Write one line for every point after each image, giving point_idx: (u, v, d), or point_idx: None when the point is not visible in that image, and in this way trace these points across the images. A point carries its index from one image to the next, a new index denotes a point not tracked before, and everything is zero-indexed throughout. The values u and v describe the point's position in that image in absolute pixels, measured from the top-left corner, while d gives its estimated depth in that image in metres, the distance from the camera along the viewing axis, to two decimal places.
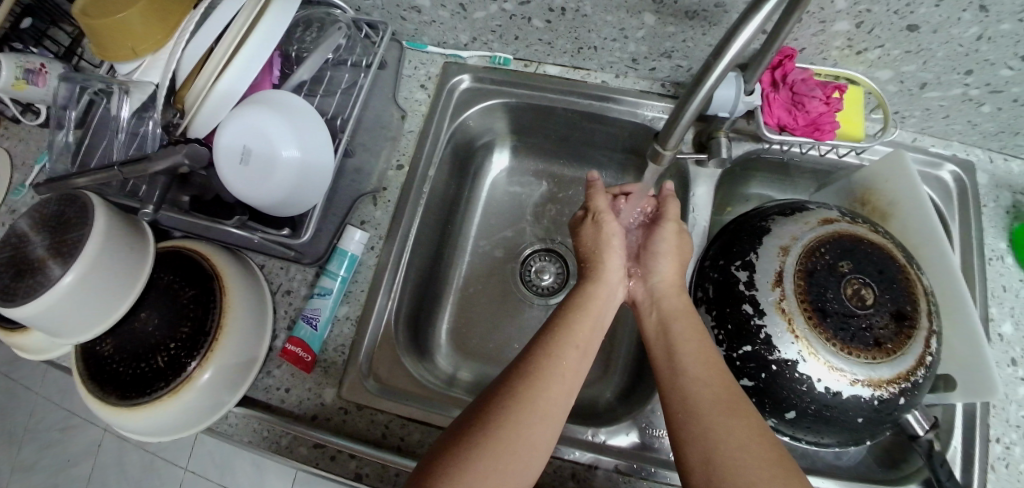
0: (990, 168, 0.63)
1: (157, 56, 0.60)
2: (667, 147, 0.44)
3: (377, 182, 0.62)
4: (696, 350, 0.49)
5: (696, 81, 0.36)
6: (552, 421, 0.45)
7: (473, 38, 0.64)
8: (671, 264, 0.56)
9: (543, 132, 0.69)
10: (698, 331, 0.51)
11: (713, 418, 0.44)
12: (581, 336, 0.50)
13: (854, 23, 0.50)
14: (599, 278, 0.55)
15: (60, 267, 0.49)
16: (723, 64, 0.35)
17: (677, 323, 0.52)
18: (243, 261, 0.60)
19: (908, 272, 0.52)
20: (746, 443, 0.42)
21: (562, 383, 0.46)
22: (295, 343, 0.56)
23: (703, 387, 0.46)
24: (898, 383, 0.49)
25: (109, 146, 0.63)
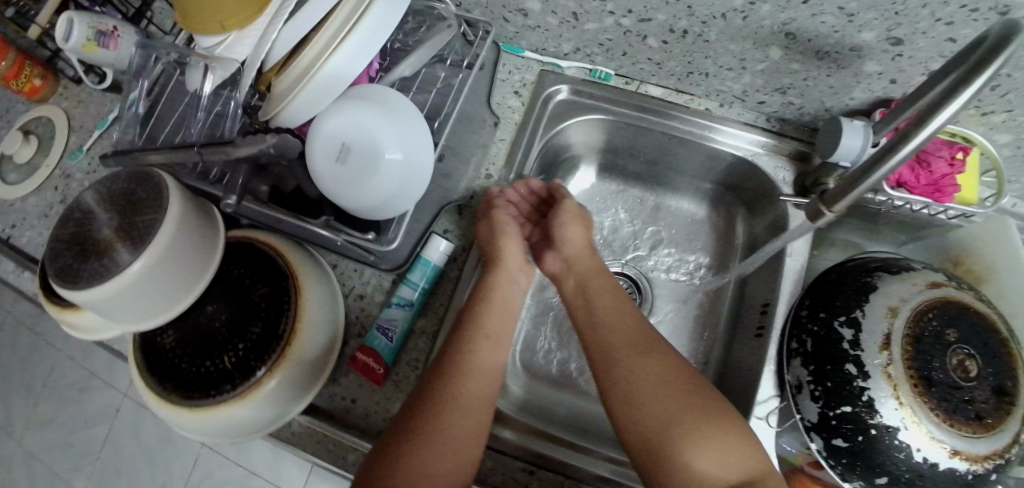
0: None
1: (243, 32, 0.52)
2: (831, 208, 0.47)
3: (464, 191, 0.59)
4: (609, 311, 0.51)
5: None
6: (483, 385, 0.47)
7: (575, 49, 0.61)
8: (577, 231, 0.57)
9: (630, 153, 0.67)
10: (610, 291, 0.53)
11: (635, 376, 0.46)
12: (493, 323, 0.51)
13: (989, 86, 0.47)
14: (498, 264, 0.54)
15: (130, 253, 0.45)
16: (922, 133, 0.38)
17: (592, 290, 0.53)
18: (317, 260, 0.57)
19: (1010, 346, 0.50)
20: (658, 384, 0.45)
21: (483, 363, 0.48)
22: (367, 352, 0.53)
23: (621, 348, 0.48)
24: (993, 460, 0.48)
25: (184, 123, 0.59)
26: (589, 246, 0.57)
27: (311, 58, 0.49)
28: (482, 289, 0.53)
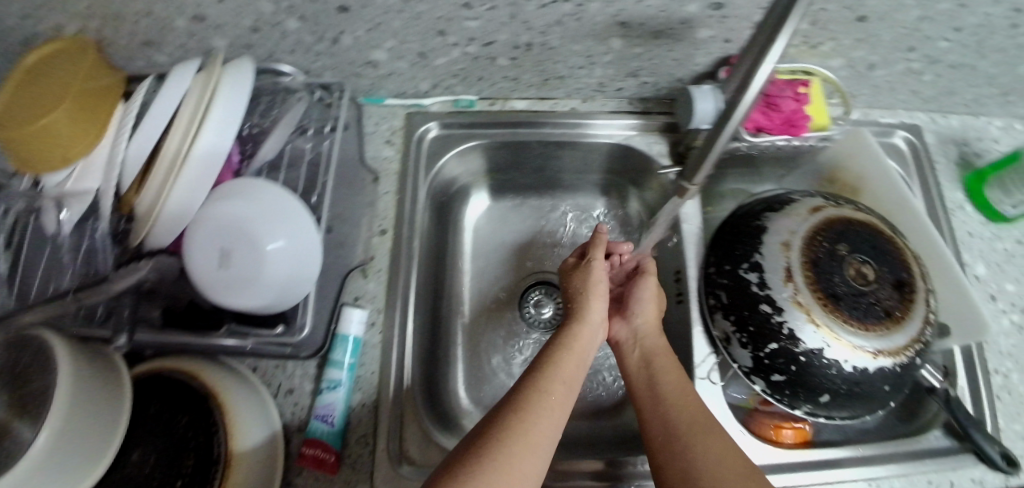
0: (936, 127, 0.68)
1: (90, 158, 0.53)
2: (692, 181, 0.51)
3: (363, 253, 0.58)
4: (675, 383, 0.53)
5: None
6: (549, 426, 0.46)
7: (434, 85, 0.61)
8: (651, 308, 0.60)
9: (519, 168, 0.68)
10: (677, 367, 0.55)
11: (695, 441, 0.48)
12: (568, 367, 0.52)
13: (810, 22, 0.52)
14: (583, 318, 0.57)
15: (27, 428, 0.37)
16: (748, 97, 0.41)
17: (660, 359, 0.56)
18: (234, 369, 0.54)
19: (895, 242, 0.55)
20: (718, 456, 0.46)
21: (557, 402, 0.48)
22: (311, 446, 0.51)
23: (683, 414, 0.50)
24: (912, 348, 0.51)
25: (53, 267, 0.56)
26: (659, 328, 0.59)
27: (165, 173, 0.47)
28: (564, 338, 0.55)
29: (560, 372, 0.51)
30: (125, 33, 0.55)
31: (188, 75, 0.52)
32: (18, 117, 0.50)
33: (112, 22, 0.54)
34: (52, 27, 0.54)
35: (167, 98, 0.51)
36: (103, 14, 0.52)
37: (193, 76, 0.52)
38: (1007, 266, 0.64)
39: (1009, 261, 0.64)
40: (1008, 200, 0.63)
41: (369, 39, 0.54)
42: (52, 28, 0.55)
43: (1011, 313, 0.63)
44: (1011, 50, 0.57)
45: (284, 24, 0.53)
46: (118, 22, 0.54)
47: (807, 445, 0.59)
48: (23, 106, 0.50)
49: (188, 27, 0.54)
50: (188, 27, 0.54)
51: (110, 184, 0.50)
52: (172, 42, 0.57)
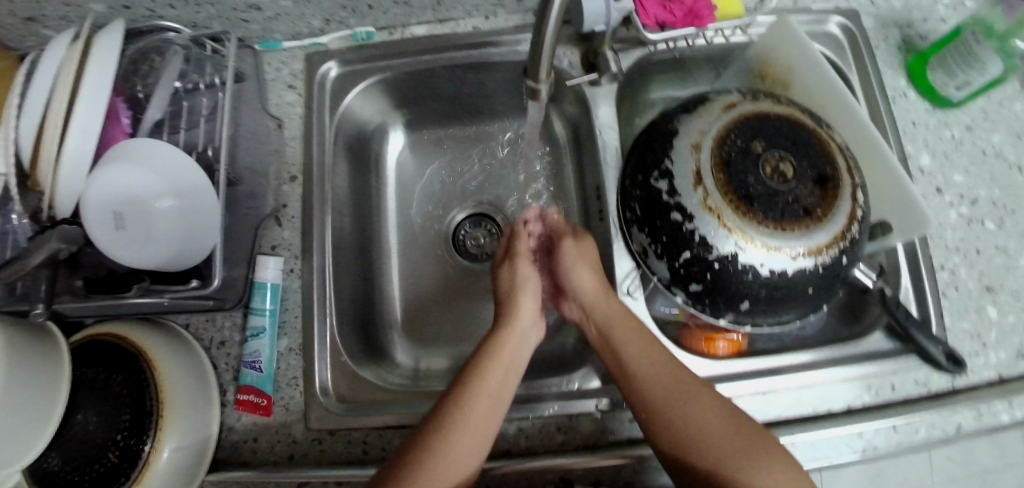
0: (872, 10, 0.64)
1: None
2: (540, 78, 0.38)
3: (275, 201, 0.58)
4: (640, 344, 0.51)
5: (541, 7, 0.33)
6: (477, 439, 0.46)
7: (326, 20, 0.59)
8: (587, 274, 0.55)
9: (433, 98, 0.67)
10: (636, 328, 0.52)
11: (671, 416, 0.47)
12: (494, 374, 0.50)
13: None
14: (508, 319, 0.55)
15: None
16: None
17: (616, 327, 0.52)
18: (163, 325, 0.54)
19: (818, 135, 0.52)
20: (702, 425, 0.46)
21: (483, 413, 0.47)
22: (246, 392, 0.53)
23: (656, 388, 0.48)
24: (836, 246, 0.49)
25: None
26: (603, 291, 0.55)
27: (46, 151, 0.45)
28: (486, 346, 0.52)
29: (485, 378, 0.49)
30: (4, 11, 0.53)
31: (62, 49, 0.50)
32: None
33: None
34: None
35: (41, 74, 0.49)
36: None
37: (66, 51, 0.50)
38: (953, 155, 0.61)
39: (956, 150, 0.61)
40: (951, 82, 0.58)
41: None
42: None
43: (960, 205, 0.60)
44: None
45: None
46: None
47: (740, 355, 0.58)
48: None
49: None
50: None
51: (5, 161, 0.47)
52: (53, 14, 0.54)
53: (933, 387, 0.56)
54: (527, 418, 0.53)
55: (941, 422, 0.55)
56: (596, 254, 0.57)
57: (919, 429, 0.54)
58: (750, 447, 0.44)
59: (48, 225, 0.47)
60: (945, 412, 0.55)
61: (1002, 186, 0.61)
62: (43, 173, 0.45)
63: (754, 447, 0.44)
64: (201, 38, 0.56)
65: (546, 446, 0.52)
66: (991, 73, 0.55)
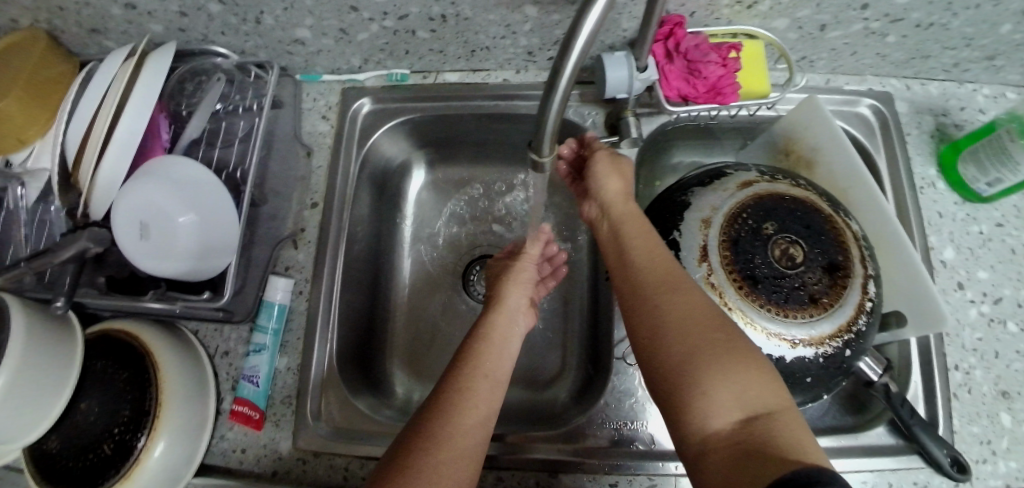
0: (907, 96, 0.63)
1: (46, 140, 0.53)
2: (543, 153, 0.40)
3: (294, 225, 0.60)
4: (643, 243, 0.48)
5: (554, 75, 0.34)
6: (472, 436, 0.42)
7: (365, 60, 0.61)
8: (611, 178, 0.54)
9: (458, 140, 0.68)
10: (645, 229, 0.49)
11: (658, 297, 0.43)
12: (489, 362, 0.48)
13: None
14: (500, 305, 0.55)
15: None
16: (570, 64, 0.33)
17: (626, 224, 0.50)
18: (174, 330, 0.57)
19: (834, 220, 0.51)
20: (683, 313, 0.41)
21: (480, 402, 0.44)
22: (240, 404, 0.55)
23: (649, 272, 0.45)
24: (839, 337, 0.47)
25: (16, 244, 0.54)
26: (626, 194, 0.53)
27: (89, 158, 0.48)
28: (480, 330, 0.51)
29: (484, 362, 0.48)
30: (71, 21, 0.55)
31: (116, 61, 0.51)
32: None
33: (55, 10, 0.53)
34: (7, 20, 0.54)
35: (93, 85, 0.50)
36: (46, 6, 0.52)
37: (121, 61, 0.51)
38: (980, 251, 0.58)
39: (983, 245, 0.59)
40: (983, 178, 0.56)
41: (289, 18, 0.53)
42: (8, 21, 0.55)
43: (981, 303, 0.57)
44: (984, 6, 0.51)
45: (206, 8, 0.51)
46: (61, 12, 0.53)
47: None
48: None
49: (122, 15, 0.53)
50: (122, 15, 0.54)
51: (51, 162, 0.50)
52: (115, 29, 0.55)
53: None
54: (506, 469, 0.53)
55: None
56: (628, 163, 0.55)
57: None
58: (725, 341, 0.40)
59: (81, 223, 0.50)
60: None
61: None
62: (84, 177, 0.48)
63: (729, 345, 0.39)
64: (247, 65, 0.58)
65: None
66: None
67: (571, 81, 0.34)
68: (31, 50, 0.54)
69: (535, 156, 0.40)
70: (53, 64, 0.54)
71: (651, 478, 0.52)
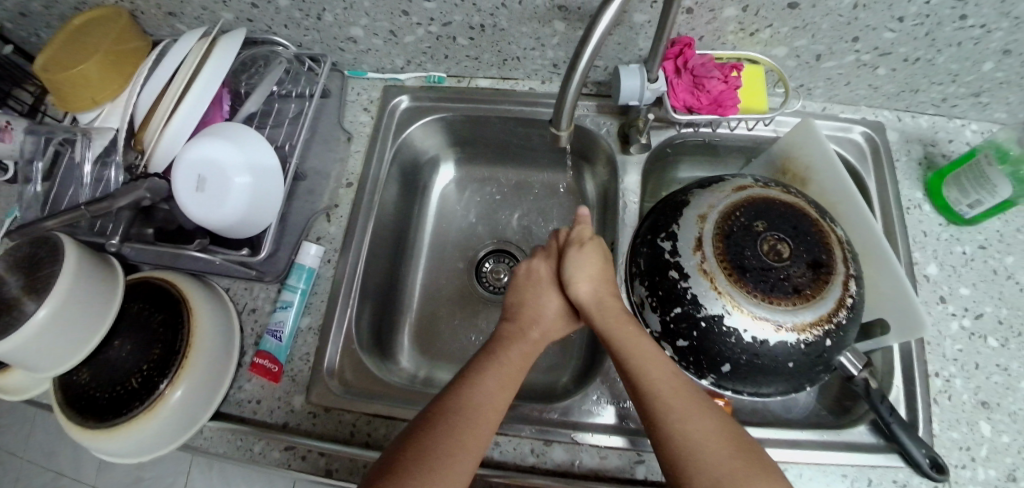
0: (899, 126, 0.69)
1: (117, 102, 0.58)
2: (563, 127, 0.46)
3: (329, 201, 0.66)
4: (652, 365, 0.50)
5: (571, 68, 0.41)
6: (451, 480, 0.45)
7: (408, 61, 0.68)
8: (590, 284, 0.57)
9: (483, 141, 0.75)
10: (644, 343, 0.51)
11: (679, 426, 0.47)
12: (468, 423, 0.47)
13: (740, 8, 0.56)
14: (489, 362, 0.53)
15: (36, 301, 0.50)
16: (590, 49, 0.40)
17: (625, 340, 0.52)
18: (209, 285, 0.62)
19: (820, 225, 0.55)
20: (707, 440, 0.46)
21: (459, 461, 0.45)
22: (263, 356, 0.59)
23: (663, 398, 0.48)
24: (821, 327, 0.51)
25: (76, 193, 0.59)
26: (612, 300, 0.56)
27: (160, 118, 0.55)
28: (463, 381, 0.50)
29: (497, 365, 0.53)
30: (154, 3, 0.61)
31: (190, 41, 0.58)
32: (64, 58, 0.56)
33: None
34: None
35: (168, 59, 0.57)
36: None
37: (192, 41, 0.58)
38: (963, 269, 0.62)
39: (965, 265, 0.62)
40: (964, 200, 0.61)
41: (348, 16, 0.61)
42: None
43: (962, 317, 0.60)
44: (965, 44, 0.58)
45: (277, 2, 0.59)
46: None
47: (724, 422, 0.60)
48: (73, 51, 0.56)
49: (201, 2, 0.60)
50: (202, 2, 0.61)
51: (123, 121, 0.55)
52: (191, 13, 0.62)
53: None
54: (503, 435, 0.56)
55: None
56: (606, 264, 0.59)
57: None
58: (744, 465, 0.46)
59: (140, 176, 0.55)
60: None
61: (1011, 307, 0.61)
62: (151, 134, 0.55)
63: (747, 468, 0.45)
64: (303, 57, 0.64)
65: (517, 463, 0.55)
66: (1002, 196, 0.58)
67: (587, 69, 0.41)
68: (113, 25, 0.59)
69: (554, 128, 0.46)
70: (130, 38, 0.60)
71: (636, 454, 0.55)
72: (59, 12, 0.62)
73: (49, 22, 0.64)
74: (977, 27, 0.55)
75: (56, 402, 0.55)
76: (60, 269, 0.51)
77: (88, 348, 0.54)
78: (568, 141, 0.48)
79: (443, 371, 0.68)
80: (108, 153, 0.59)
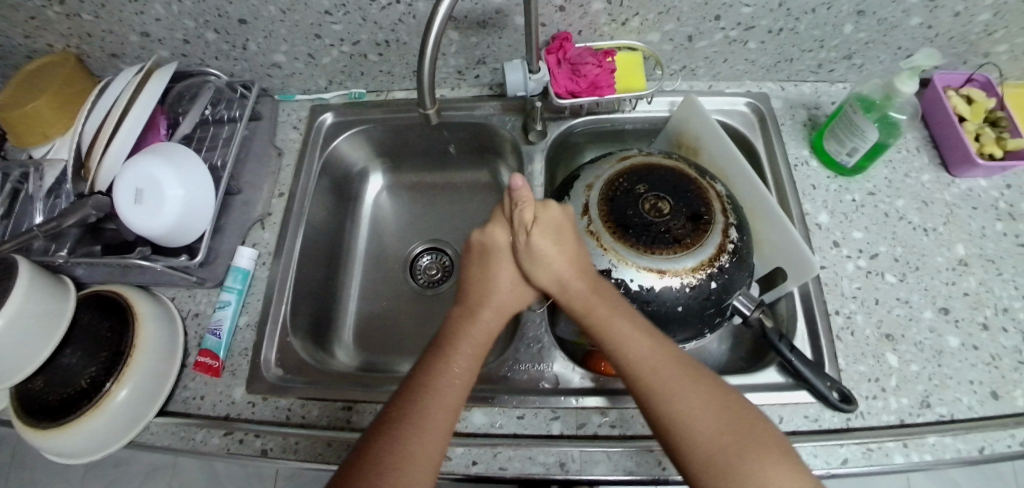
0: (782, 95, 0.74)
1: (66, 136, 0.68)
2: (431, 105, 0.52)
3: (263, 210, 0.72)
4: (640, 339, 0.51)
5: (421, 52, 0.46)
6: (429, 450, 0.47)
7: (330, 82, 0.76)
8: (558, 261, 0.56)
9: (407, 149, 0.81)
10: (629, 317, 0.53)
11: (678, 390, 0.49)
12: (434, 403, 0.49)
13: (606, 1, 0.62)
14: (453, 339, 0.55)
15: None
16: (434, 31, 0.45)
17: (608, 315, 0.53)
18: (154, 294, 0.67)
19: (700, 183, 0.60)
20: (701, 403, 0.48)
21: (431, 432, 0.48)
22: (204, 353, 0.64)
23: (658, 364, 0.50)
24: (703, 271, 0.55)
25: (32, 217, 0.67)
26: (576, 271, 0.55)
27: (100, 142, 0.62)
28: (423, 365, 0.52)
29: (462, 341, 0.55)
30: (97, 47, 0.70)
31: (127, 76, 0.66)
32: (17, 100, 0.66)
33: (85, 38, 0.69)
34: (45, 45, 0.70)
35: (109, 93, 0.65)
36: (78, 32, 0.68)
37: (132, 75, 0.66)
38: (855, 215, 0.66)
39: (857, 211, 0.66)
40: (843, 149, 0.65)
41: (268, 45, 0.69)
42: (45, 46, 0.70)
43: (858, 258, 0.63)
44: (819, 9, 0.63)
45: (205, 36, 0.68)
46: (89, 38, 0.68)
47: None
48: (25, 93, 0.66)
49: (138, 41, 0.69)
50: (138, 44, 0.70)
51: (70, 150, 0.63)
52: (131, 54, 0.71)
53: (825, 424, 0.56)
54: None
55: (823, 453, 0.55)
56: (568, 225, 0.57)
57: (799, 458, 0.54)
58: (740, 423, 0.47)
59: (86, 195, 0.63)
60: (831, 447, 0.55)
61: (905, 245, 0.64)
62: (93, 157, 0.62)
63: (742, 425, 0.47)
64: (234, 85, 0.72)
65: None
66: (872, 139, 0.61)
67: (435, 49, 0.46)
68: (60, 69, 0.69)
69: (422, 109, 0.52)
70: (78, 81, 0.70)
71: (552, 412, 0.57)
72: (12, 60, 0.73)
73: (9, 71, 0.75)
74: None
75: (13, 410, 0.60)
76: (13, 284, 0.57)
77: (41, 356, 0.58)
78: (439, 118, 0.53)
79: (380, 361, 0.72)
80: (60, 183, 0.67)
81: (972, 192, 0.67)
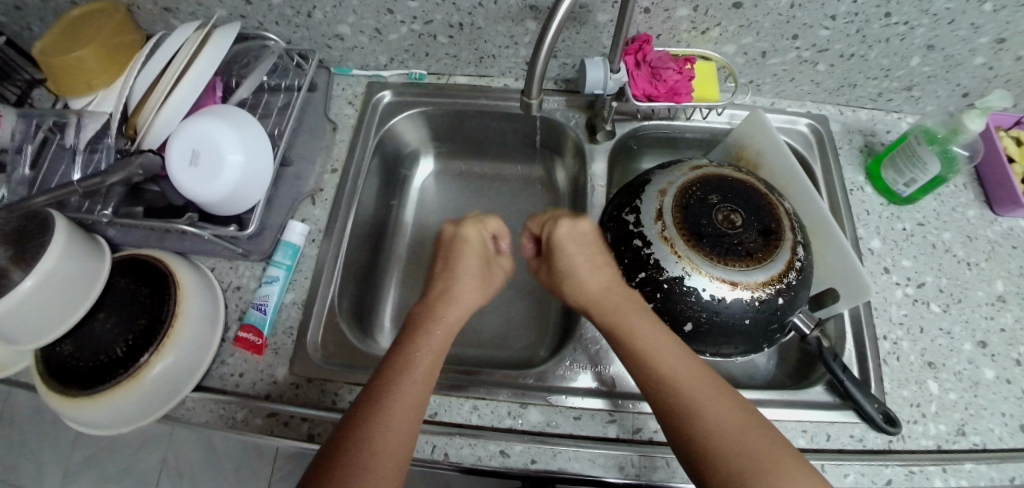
0: (840, 119, 0.76)
1: (110, 89, 0.63)
2: (533, 97, 0.53)
3: (315, 185, 0.69)
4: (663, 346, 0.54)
5: (539, 39, 0.46)
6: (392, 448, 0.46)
7: (391, 59, 0.74)
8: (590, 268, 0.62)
9: (460, 135, 0.80)
10: (653, 325, 0.55)
11: (704, 401, 0.50)
12: (402, 403, 0.48)
13: (692, 8, 0.62)
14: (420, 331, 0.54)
15: (21, 272, 0.51)
16: (556, 20, 0.44)
17: (634, 318, 0.56)
18: (196, 264, 0.64)
19: (770, 199, 0.60)
20: (724, 417, 0.50)
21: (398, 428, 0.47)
22: (246, 327, 0.61)
23: (681, 374, 0.52)
24: (773, 286, 0.55)
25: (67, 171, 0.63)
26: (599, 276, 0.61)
27: (157, 96, 0.58)
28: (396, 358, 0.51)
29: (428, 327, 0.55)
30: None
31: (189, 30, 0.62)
32: (63, 45, 0.61)
33: None
34: None
35: (165, 48, 0.61)
36: None
37: (192, 31, 0.62)
38: (904, 243, 0.68)
39: (906, 240, 0.68)
40: (901, 179, 0.66)
41: (335, 14, 0.66)
42: None
43: (905, 285, 0.66)
44: (893, 40, 0.64)
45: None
46: None
47: None
48: (71, 38, 0.62)
49: None
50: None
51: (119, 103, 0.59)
52: (185, 9, 0.67)
53: (869, 445, 0.58)
54: (482, 399, 0.58)
55: (870, 472, 0.56)
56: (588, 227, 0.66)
57: (847, 475, 0.56)
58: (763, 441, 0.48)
59: (134, 151, 0.58)
60: (875, 467, 0.56)
61: (949, 277, 0.66)
62: (148, 111, 0.58)
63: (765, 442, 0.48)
64: (293, 52, 0.69)
65: (496, 426, 0.56)
66: (933, 172, 0.63)
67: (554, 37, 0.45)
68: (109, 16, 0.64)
69: (525, 97, 0.53)
70: (125, 31, 0.64)
71: (612, 415, 0.57)
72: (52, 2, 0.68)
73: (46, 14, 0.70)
74: (901, 24, 0.62)
75: (37, 373, 0.56)
76: (49, 238, 0.53)
77: (72, 319, 0.54)
78: (539, 108, 0.54)
79: None
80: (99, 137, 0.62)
81: (1012, 231, 0.69)
